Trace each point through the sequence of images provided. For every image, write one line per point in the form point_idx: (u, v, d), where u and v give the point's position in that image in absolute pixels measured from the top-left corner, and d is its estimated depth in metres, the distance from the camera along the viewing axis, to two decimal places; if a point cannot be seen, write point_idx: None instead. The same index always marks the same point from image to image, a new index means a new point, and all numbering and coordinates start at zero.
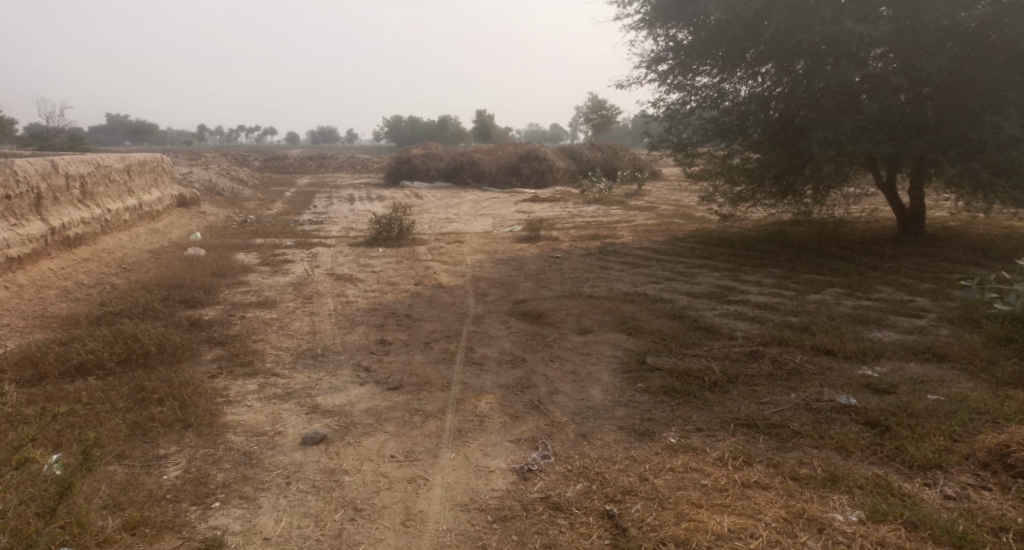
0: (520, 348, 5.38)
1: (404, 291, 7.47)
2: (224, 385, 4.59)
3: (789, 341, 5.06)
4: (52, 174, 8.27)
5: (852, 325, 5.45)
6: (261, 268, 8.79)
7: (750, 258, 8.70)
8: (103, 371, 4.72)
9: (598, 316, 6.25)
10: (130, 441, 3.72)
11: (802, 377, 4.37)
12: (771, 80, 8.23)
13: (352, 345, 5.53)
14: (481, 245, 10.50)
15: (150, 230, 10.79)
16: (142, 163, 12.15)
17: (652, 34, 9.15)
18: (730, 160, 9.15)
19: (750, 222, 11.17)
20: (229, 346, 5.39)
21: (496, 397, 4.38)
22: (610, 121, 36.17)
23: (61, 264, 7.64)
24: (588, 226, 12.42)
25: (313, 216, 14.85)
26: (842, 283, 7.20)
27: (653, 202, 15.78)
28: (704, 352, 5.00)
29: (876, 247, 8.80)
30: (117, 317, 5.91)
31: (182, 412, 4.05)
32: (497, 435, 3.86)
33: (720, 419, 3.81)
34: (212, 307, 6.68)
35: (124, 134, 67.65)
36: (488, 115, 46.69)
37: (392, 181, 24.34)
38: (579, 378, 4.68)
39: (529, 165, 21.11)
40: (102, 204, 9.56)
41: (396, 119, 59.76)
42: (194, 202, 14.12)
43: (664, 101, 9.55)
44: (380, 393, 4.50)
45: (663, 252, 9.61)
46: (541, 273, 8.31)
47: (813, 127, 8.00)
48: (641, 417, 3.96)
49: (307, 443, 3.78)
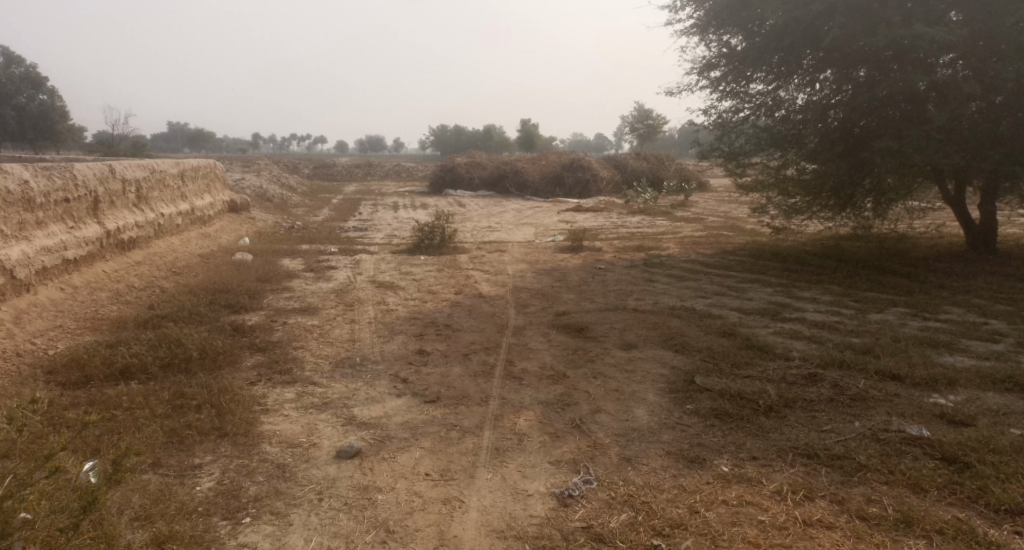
0: (562, 363, 5.20)
1: (445, 300, 7.37)
2: (262, 393, 4.54)
3: (851, 364, 4.81)
4: (109, 179, 8.46)
5: (922, 348, 5.19)
6: (305, 274, 8.82)
7: (804, 274, 8.33)
8: (146, 374, 4.71)
9: (643, 330, 6.03)
10: (167, 449, 3.67)
11: (867, 405, 4.15)
12: (830, 87, 7.94)
13: (391, 354, 5.45)
14: (523, 255, 10.35)
15: (201, 235, 10.99)
16: (196, 169, 12.41)
17: (705, 40, 8.91)
18: (784, 171, 8.81)
19: (804, 236, 10.76)
20: (270, 353, 5.35)
21: (536, 415, 4.21)
22: (656, 131, 35.74)
23: (115, 266, 7.79)
24: (632, 237, 12.16)
25: (358, 223, 14.95)
26: (905, 302, 6.82)
27: (700, 214, 15.41)
28: (757, 374, 4.75)
29: (941, 264, 8.35)
30: (164, 321, 5.95)
31: (219, 420, 4.00)
32: (536, 455, 3.69)
33: (777, 448, 3.63)
34: (256, 313, 6.69)
35: (182, 141, 70.20)
36: (531, 125, 46.90)
37: (436, 189, 24.40)
38: (623, 397, 4.48)
39: (572, 175, 20.91)
40: (155, 208, 9.76)
41: (441, 128, 60.25)
42: (244, 207, 14.37)
43: (716, 108, 9.28)
44: (417, 406, 4.38)
45: (711, 265, 9.32)
46: (584, 284, 8.11)
47: (874, 138, 7.63)
48: (690, 442, 3.77)
49: (342, 456, 3.67)
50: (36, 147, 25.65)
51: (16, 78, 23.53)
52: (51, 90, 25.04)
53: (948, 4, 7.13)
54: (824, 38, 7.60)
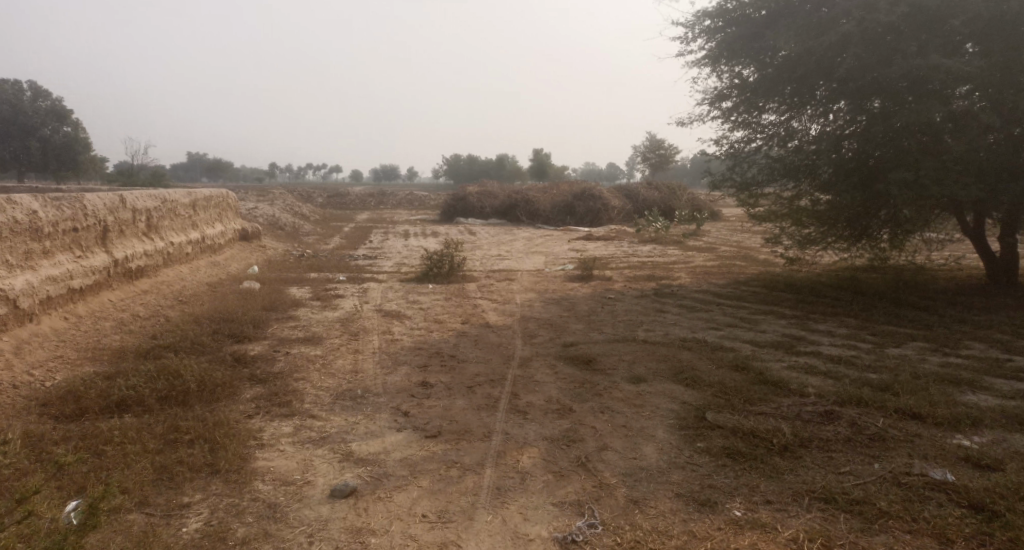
0: (568, 396, 5.04)
1: (451, 329, 7.25)
2: (259, 427, 4.41)
3: (869, 401, 4.65)
4: (119, 208, 8.47)
5: (944, 386, 5.09)
6: (312, 303, 8.74)
7: (819, 306, 8.14)
8: (141, 407, 4.61)
9: (652, 363, 5.87)
10: (156, 486, 3.55)
11: (888, 445, 3.97)
12: (842, 119, 7.80)
13: (393, 386, 5.31)
14: (532, 284, 10.23)
15: (211, 263, 10.98)
16: (207, 198, 12.47)
17: (717, 71, 8.89)
18: (798, 201, 8.67)
19: (818, 267, 10.58)
20: (270, 385, 5.24)
21: (540, 452, 4.05)
22: (668, 160, 35.77)
23: (121, 295, 7.74)
24: (643, 267, 12.02)
25: (368, 251, 14.94)
26: (925, 336, 6.64)
27: (713, 243, 15.27)
28: (772, 411, 4.57)
29: (960, 297, 8.17)
30: (165, 351, 5.87)
31: (212, 455, 3.87)
32: (538, 495, 3.53)
33: (793, 490, 3.45)
34: (259, 342, 6.59)
35: (200, 170, 71.32)
36: (544, 154, 47.24)
37: (449, 218, 24.54)
38: (631, 433, 4.31)
39: (584, 204, 20.87)
40: (165, 237, 9.77)
41: (453, 157, 60.73)
42: (255, 235, 14.40)
43: (728, 139, 9.21)
44: (418, 441, 4.24)
45: (723, 295, 9.15)
46: (594, 314, 7.97)
47: (890, 168, 7.47)
48: (701, 483, 3.59)
49: (336, 495, 3.53)
50: (57, 177, 26.04)
51: (42, 111, 24.03)
52: (75, 122, 25.52)
53: (964, 35, 7.06)
54: (839, 69, 7.54)
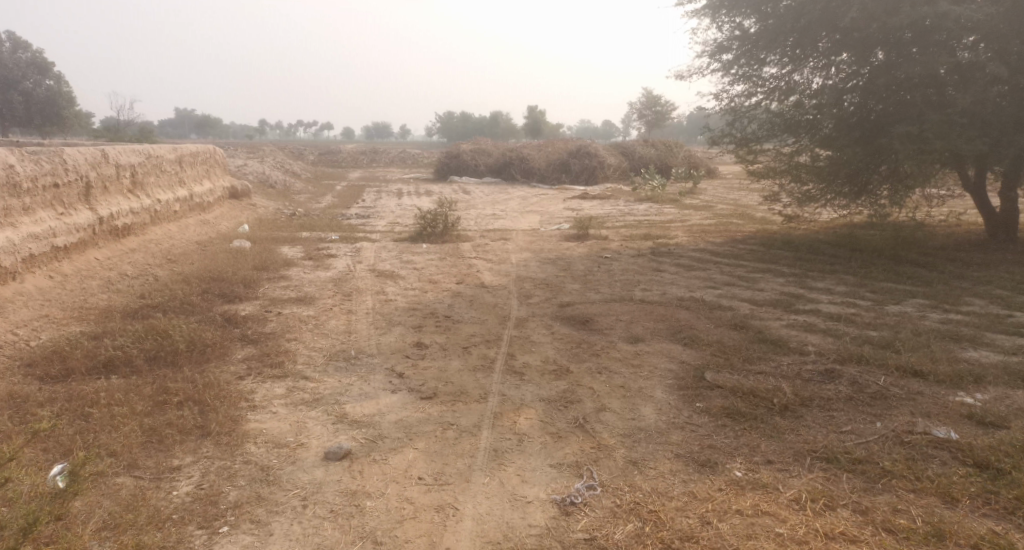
0: (565, 356, 4.98)
1: (445, 290, 7.14)
2: (250, 388, 4.33)
3: (870, 360, 4.60)
4: (102, 163, 8.24)
5: (944, 342, 5.06)
6: (304, 263, 8.60)
7: (817, 264, 8.06)
8: (130, 368, 4.52)
9: (650, 322, 5.79)
10: (145, 449, 3.47)
11: (889, 403, 3.93)
12: (846, 72, 7.64)
13: (387, 347, 5.23)
14: (527, 243, 10.09)
15: (200, 222, 10.77)
16: (195, 155, 12.20)
17: (716, 22, 8.62)
18: (797, 158, 8.52)
19: (816, 224, 10.49)
20: (261, 345, 5.16)
21: (537, 413, 3.99)
22: (663, 117, 35.32)
23: (107, 254, 7.58)
24: (639, 225, 11.87)
25: (360, 210, 14.72)
26: (924, 293, 6.59)
27: (709, 201, 15.13)
28: (771, 370, 4.52)
29: (959, 254, 8.10)
30: (153, 311, 5.75)
31: (202, 417, 3.79)
32: (536, 457, 3.47)
33: (794, 451, 3.41)
34: (250, 303, 6.48)
35: (188, 128, 70.12)
36: (537, 111, 46.56)
37: (442, 176, 24.14)
38: (630, 394, 4.26)
39: (579, 161, 20.60)
40: (152, 194, 9.55)
41: (447, 114, 59.77)
42: (245, 194, 14.13)
43: (728, 92, 9.02)
44: (413, 403, 4.17)
45: (720, 254, 9.07)
46: (590, 274, 7.88)
47: (895, 123, 7.38)
48: (700, 444, 3.54)
49: (331, 458, 3.46)
50: (42, 132, 25.45)
51: (23, 63, 23.33)
52: (57, 76, 24.83)
53: None
54: (844, 19, 7.29)
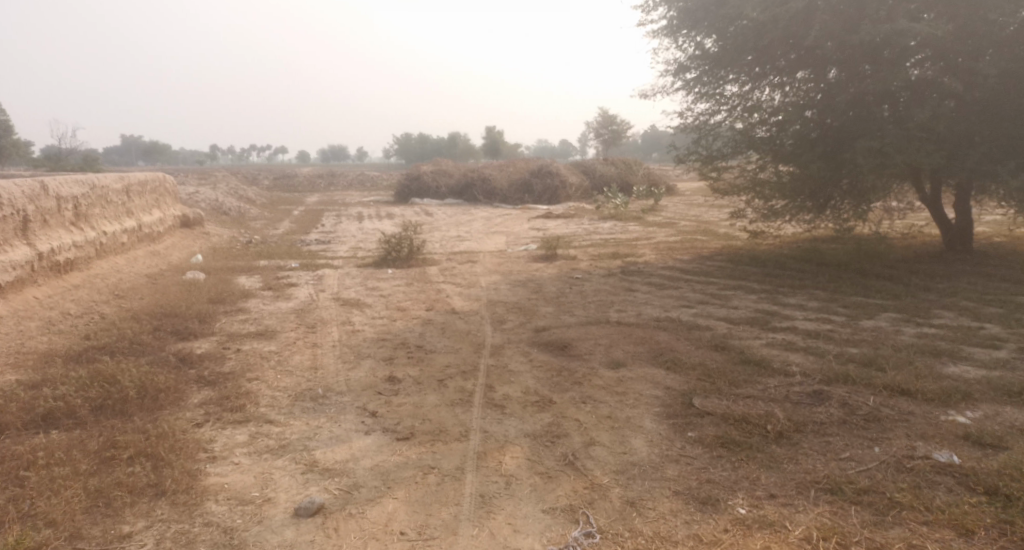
0: (546, 386, 4.75)
1: (415, 317, 6.87)
2: (209, 437, 3.99)
3: (857, 379, 4.49)
4: (41, 196, 7.75)
5: (925, 358, 5.00)
6: (263, 293, 8.21)
7: (786, 279, 8.06)
8: (73, 420, 4.13)
9: (629, 346, 5.62)
10: (90, 515, 3.12)
11: (883, 425, 3.80)
12: (807, 88, 7.71)
13: (357, 383, 4.93)
14: (495, 265, 9.87)
15: (150, 253, 10.27)
16: (143, 183, 11.67)
17: (676, 42, 8.64)
18: (760, 174, 8.55)
19: (780, 238, 10.56)
20: (220, 387, 4.80)
21: (523, 450, 3.75)
22: (620, 136, 35.72)
23: (48, 291, 7.09)
24: (606, 244, 11.78)
25: (320, 235, 14.32)
26: (895, 306, 6.59)
27: (672, 218, 15.18)
28: (759, 394, 4.37)
29: (922, 265, 8.20)
30: (99, 354, 5.34)
31: (157, 474, 3.45)
32: (526, 502, 3.23)
33: (796, 482, 3.24)
34: (206, 339, 6.09)
35: (136, 154, 68.23)
36: (496, 131, 46.67)
37: (402, 199, 23.81)
38: (617, 425, 4.05)
39: (540, 181, 20.57)
40: (97, 226, 9.05)
41: (404, 135, 59.42)
42: (197, 222, 13.60)
43: (692, 111, 9.04)
44: (389, 445, 3.89)
45: (690, 271, 9.00)
46: (562, 296, 7.70)
47: (855, 136, 7.41)
48: (698, 479, 3.35)
49: (302, 514, 3.16)
50: None
51: None
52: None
53: None
54: (805, 38, 7.33)
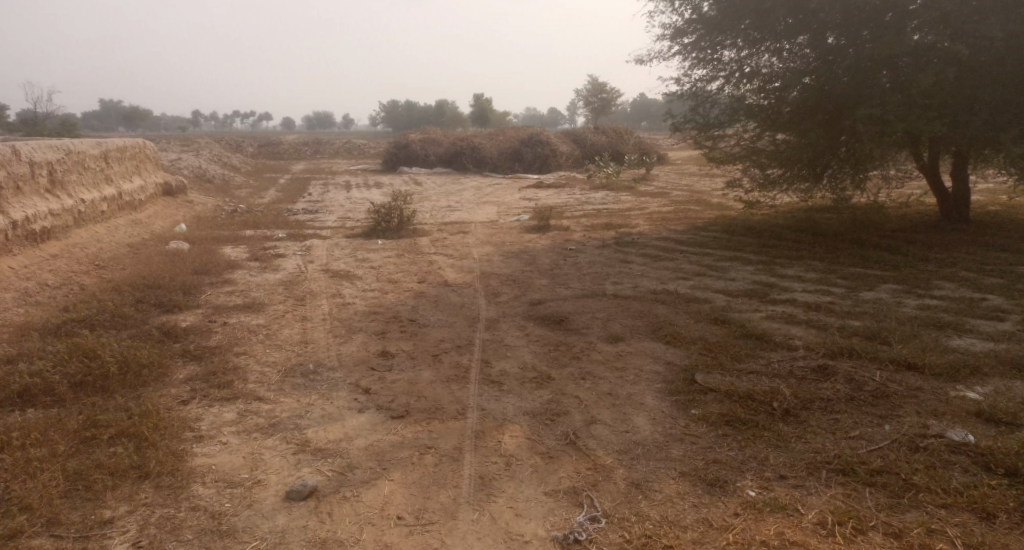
0: (543, 361, 4.62)
1: (406, 290, 6.69)
2: (196, 415, 3.84)
3: (862, 353, 4.38)
4: (14, 162, 7.43)
5: (929, 331, 4.90)
6: (249, 264, 7.99)
7: (783, 250, 7.93)
8: (51, 398, 3.95)
9: (627, 319, 5.49)
10: (69, 500, 2.97)
11: (893, 401, 3.71)
12: (805, 55, 7.48)
13: (349, 358, 4.77)
14: (486, 236, 9.68)
15: (132, 222, 9.97)
16: (123, 150, 11.31)
17: (673, 5, 8.36)
18: (757, 143, 8.35)
19: (776, 209, 10.43)
20: (207, 362, 4.63)
21: (523, 429, 3.63)
22: (610, 104, 35.22)
23: (25, 261, 6.84)
24: (598, 215, 11.60)
25: (307, 205, 14.01)
26: (896, 278, 6.48)
27: (664, 188, 14.97)
28: (762, 369, 4.26)
29: (920, 235, 8.10)
30: (79, 327, 5.14)
31: (140, 454, 3.30)
32: (528, 484, 3.11)
33: (806, 462, 3.14)
34: (192, 312, 5.90)
35: (117, 120, 66.79)
36: (484, 99, 45.97)
37: (390, 166, 23.39)
38: (618, 402, 3.93)
39: (531, 149, 20.25)
40: (75, 194, 8.74)
41: (391, 104, 58.37)
42: (181, 190, 13.25)
43: (688, 77, 8.80)
44: (384, 423, 3.75)
45: (685, 242, 8.86)
46: (556, 267, 7.54)
47: (855, 104, 7.19)
48: (705, 459, 3.24)
49: (294, 497, 3.03)
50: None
51: None
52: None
53: None
54: (809, 2, 7.08)
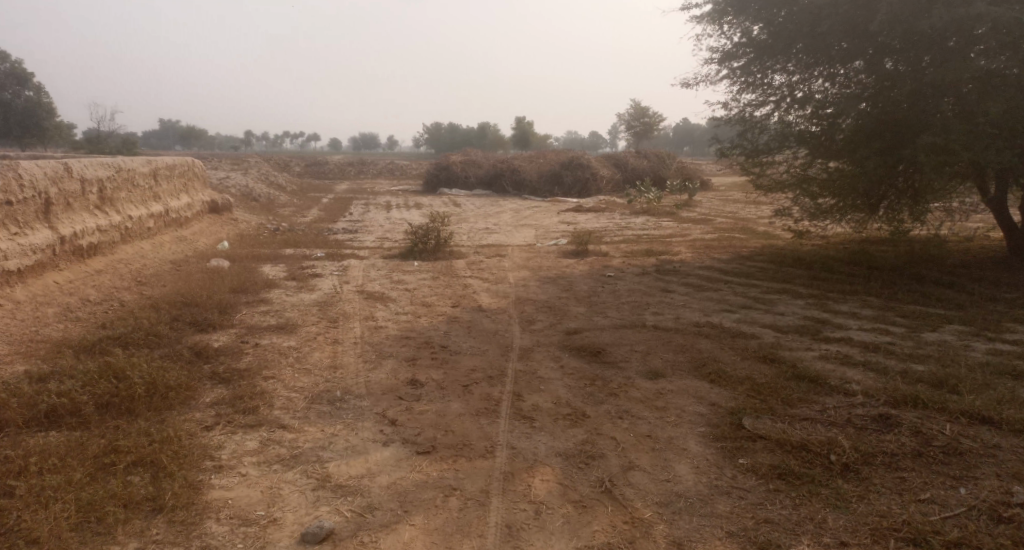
0: (579, 397, 4.38)
1: (440, 314, 6.53)
2: (218, 442, 3.71)
3: (928, 403, 4.02)
4: (65, 178, 7.58)
5: (1002, 379, 4.50)
6: (286, 283, 7.95)
7: (834, 283, 7.54)
8: (77, 418, 3.88)
9: (669, 354, 5.21)
10: (79, 532, 2.85)
11: (966, 460, 3.36)
12: (862, 81, 7.15)
13: (378, 386, 4.61)
14: (524, 260, 9.49)
15: (176, 239, 10.10)
16: (172, 167, 11.53)
17: (721, 29, 8.16)
18: (808, 170, 8.01)
19: (827, 238, 9.99)
20: (234, 385, 4.53)
21: (555, 473, 3.39)
22: (653, 129, 34.92)
23: (69, 276, 6.92)
24: (639, 240, 11.33)
25: (347, 224, 14.06)
26: (961, 318, 6.05)
27: (708, 215, 14.60)
28: (816, 415, 3.94)
29: (985, 272, 7.61)
30: (112, 345, 5.10)
31: (156, 484, 3.17)
32: (559, 537, 2.87)
33: (870, 529, 2.83)
34: (224, 332, 5.84)
35: (173, 138, 69.28)
36: (525, 122, 46.19)
37: (430, 187, 23.49)
38: (659, 446, 3.67)
39: (571, 173, 20.07)
40: (123, 210, 8.88)
41: (434, 126, 59.15)
42: (226, 208, 13.44)
43: (737, 101, 8.54)
44: (408, 459, 3.56)
45: (730, 272, 8.52)
46: (595, 295, 7.29)
47: (915, 132, 6.82)
48: (755, 517, 2.96)
49: (309, 540, 2.85)
50: (22, 145, 24.78)
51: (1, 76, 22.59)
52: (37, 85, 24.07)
53: None
54: (868, 25, 6.77)
